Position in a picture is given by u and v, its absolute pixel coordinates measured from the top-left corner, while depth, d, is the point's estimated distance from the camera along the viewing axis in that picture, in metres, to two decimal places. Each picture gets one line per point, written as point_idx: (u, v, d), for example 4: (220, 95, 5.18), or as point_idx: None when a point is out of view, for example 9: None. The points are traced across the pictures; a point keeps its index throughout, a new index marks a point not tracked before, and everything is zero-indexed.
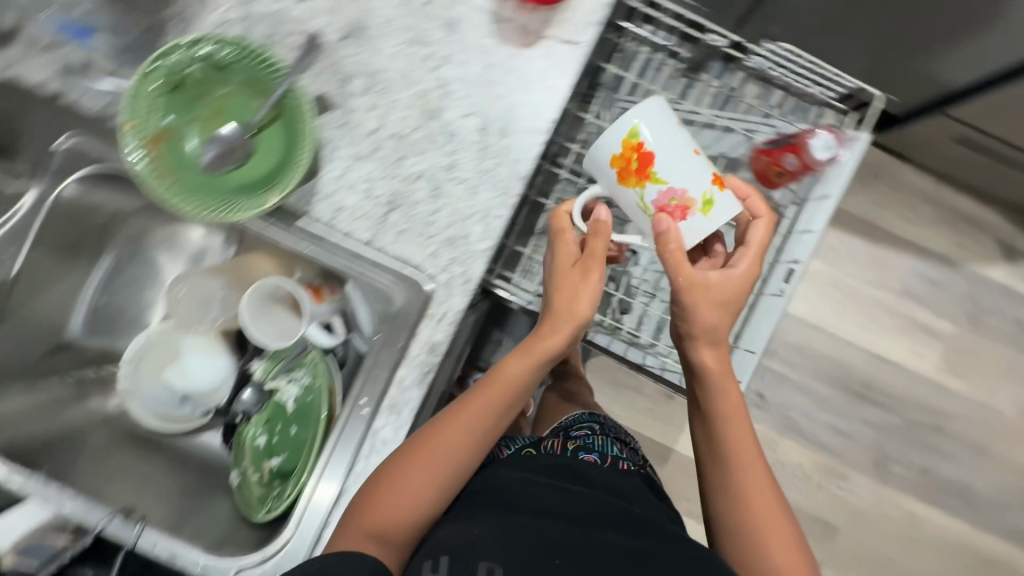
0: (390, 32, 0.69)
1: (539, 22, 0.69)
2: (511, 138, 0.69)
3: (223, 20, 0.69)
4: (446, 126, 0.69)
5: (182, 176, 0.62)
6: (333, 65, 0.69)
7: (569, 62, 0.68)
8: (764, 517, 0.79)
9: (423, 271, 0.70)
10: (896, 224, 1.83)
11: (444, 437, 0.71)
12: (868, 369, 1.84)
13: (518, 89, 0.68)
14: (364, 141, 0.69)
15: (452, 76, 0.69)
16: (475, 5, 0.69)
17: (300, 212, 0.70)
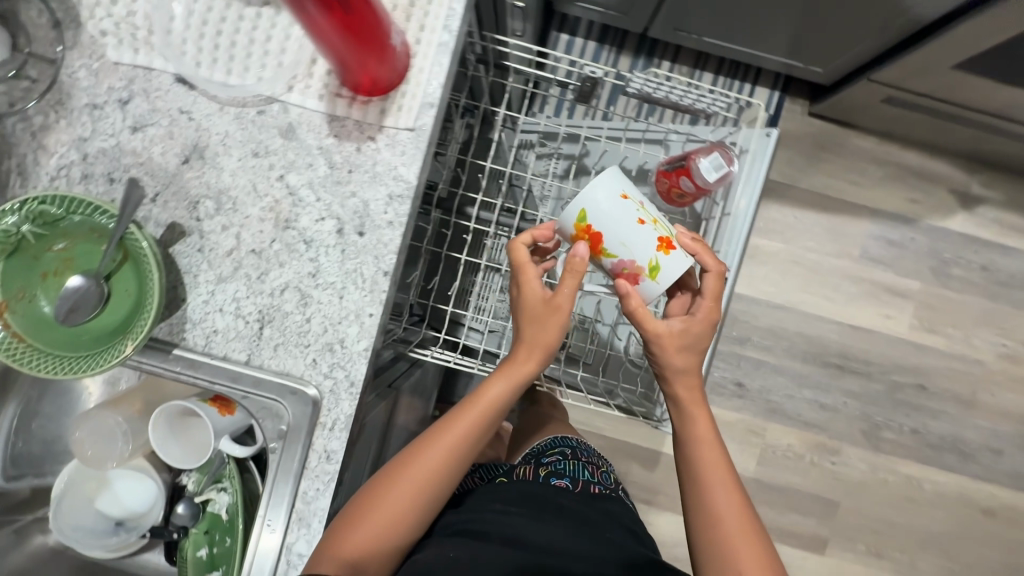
0: (229, 148, 0.68)
1: (376, 112, 0.67)
2: (369, 235, 0.67)
3: (63, 164, 0.68)
4: (302, 234, 0.68)
5: (37, 340, 0.62)
6: (179, 191, 0.68)
7: (413, 149, 0.67)
8: (745, 539, 0.74)
9: (306, 381, 0.68)
10: (847, 190, 1.80)
11: (407, 485, 0.72)
12: (843, 340, 1.81)
13: (367, 185, 0.67)
14: (223, 262, 0.68)
15: (299, 182, 0.68)
16: (308, 106, 0.67)
17: (173, 342, 0.69)
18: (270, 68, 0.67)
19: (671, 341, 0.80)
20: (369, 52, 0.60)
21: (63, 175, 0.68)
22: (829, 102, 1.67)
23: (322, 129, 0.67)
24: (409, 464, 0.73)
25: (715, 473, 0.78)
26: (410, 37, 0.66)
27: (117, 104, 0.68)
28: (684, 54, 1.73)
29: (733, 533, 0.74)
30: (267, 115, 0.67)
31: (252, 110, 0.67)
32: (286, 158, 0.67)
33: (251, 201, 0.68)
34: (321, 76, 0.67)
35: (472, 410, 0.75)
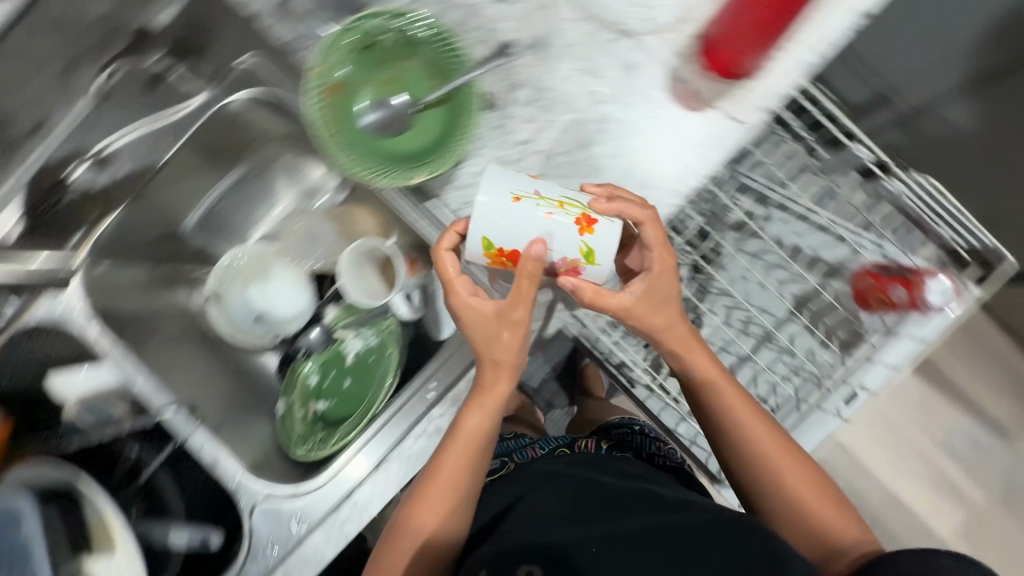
0: (569, 55, 0.71)
1: (715, 90, 0.69)
2: (649, 190, 0.71)
3: None
4: (592, 159, 0.72)
5: (344, 129, 0.71)
6: (508, 70, 0.72)
7: (728, 139, 0.69)
8: (813, 490, 0.70)
9: None
10: (996, 381, 1.55)
11: (444, 476, 0.70)
12: (893, 522, 1.54)
13: (671, 150, 0.70)
14: (512, 148, 0.72)
15: (613, 115, 0.71)
16: (658, 55, 0.70)
17: (432, 193, 0.74)
18: (647, 9, 0.69)
19: (648, 311, 0.70)
20: (757, 35, 0.62)
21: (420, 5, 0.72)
22: None
23: (658, 83, 0.70)
24: (433, 481, 0.70)
25: (779, 458, 0.71)
26: (788, 39, 0.67)
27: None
28: None
29: (807, 519, 0.69)
30: (620, 46, 0.70)
31: (608, 35, 0.70)
32: (615, 91, 0.71)
33: (564, 112, 0.71)
34: (686, 38, 0.69)
35: (458, 445, 0.70)
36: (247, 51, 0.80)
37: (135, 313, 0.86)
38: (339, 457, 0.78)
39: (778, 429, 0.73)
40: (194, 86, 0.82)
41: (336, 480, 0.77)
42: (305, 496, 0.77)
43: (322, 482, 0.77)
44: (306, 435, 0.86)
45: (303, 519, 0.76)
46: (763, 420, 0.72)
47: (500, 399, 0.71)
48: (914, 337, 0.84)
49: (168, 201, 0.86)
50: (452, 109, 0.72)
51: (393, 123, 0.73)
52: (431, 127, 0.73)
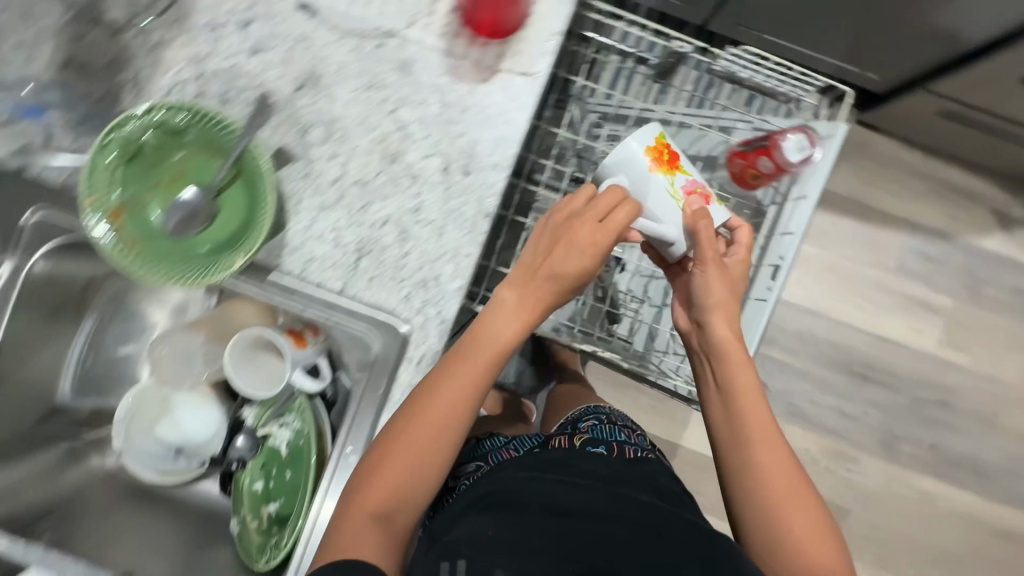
0: (344, 78, 0.68)
1: (493, 56, 0.68)
2: (473, 176, 0.68)
3: (178, 81, 0.68)
4: (407, 169, 0.69)
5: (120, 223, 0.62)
6: (291, 116, 0.69)
7: (526, 94, 0.68)
8: (812, 535, 0.66)
9: (397, 314, 0.70)
10: (887, 201, 1.81)
11: (419, 428, 0.65)
12: (868, 350, 1.83)
13: (478, 126, 0.68)
14: (327, 190, 0.69)
15: (410, 118, 0.68)
16: (428, 44, 0.67)
17: (271, 266, 0.69)
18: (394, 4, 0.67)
19: (716, 285, 0.75)
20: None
21: (177, 90, 0.69)
22: (879, 113, 1.69)
23: (428, 63, 0.68)
24: (388, 454, 0.65)
25: (770, 455, 0.70)
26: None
27: (237, 25, 0.68)
28: None
29: (804, 537, 0.67)
30: (372, 47, 0.68)
31: (366, 40, 0.68)
32: (399, 93, 0.68)
33: (355, 131, 0.69)
34: (443, 23, 0.67)
35: (487, 358, 0.67)
36: (31, 207, 0.71)
37: (40, 508, 0.78)
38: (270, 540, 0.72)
39: (804, 490, 0.69)
40: None
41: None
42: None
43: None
44: (265, 544, 0.79)
45: None
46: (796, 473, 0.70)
47: (511, 345, 0.68)
48: (798, 198, 0.91)
49: (30, 376, 0.80)
50: (253, 212, 0.64)
51: (196, 217, 0.64)
52: (160, 243, 0.63)
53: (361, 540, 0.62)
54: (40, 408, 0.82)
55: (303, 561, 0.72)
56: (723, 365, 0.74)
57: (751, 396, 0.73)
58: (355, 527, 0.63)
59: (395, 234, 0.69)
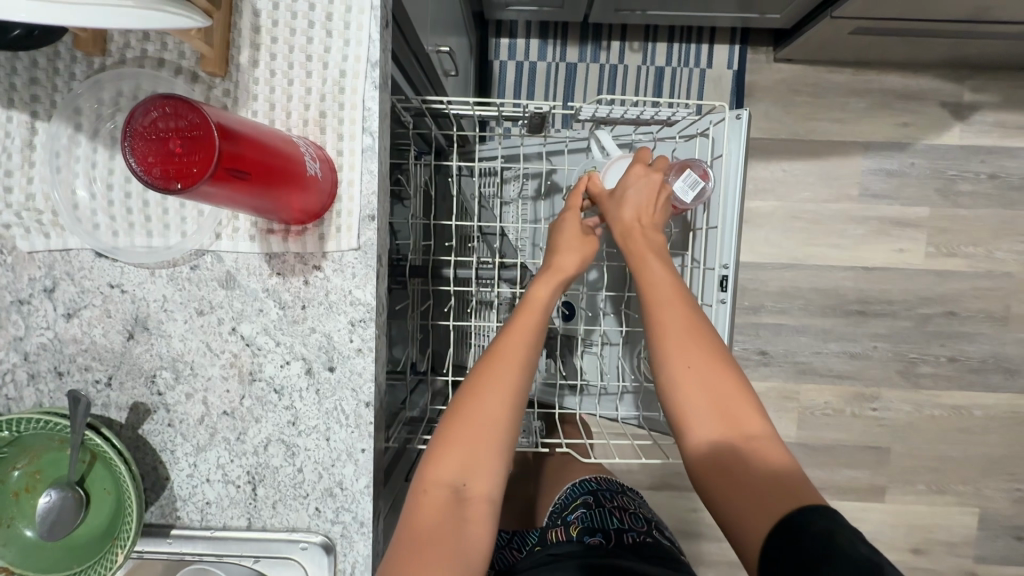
0: (172, 312, 0.63)
1: (314, 240, 0.61)
2: (339, 369, 0.63)
3: (6, 369, 0.63)
4: (270, 383, 0.63)
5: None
6: (133, 368, 0.63)
7: (364, 268, 0.61)
8: (717, 391, 0.66)
9: (313, 531, 0.64)
10: (831, 130, 1.70)
11: (469, 407, 0.64)
12: (859, 285, 1.74)
13: (325, 317, 0.62)
14: (198, 430, 0.64)
15: (254, 331, 0.63)
16: (242, 249, 0.61)
17: (169, 523, 0.65)
18: (192, 221, 0.61)
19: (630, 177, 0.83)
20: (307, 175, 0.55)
21: (7, 379, 0.64)
22: (793, 46, 1.59)
23: (250, 266, 0.62)
24: (446, 451, 0.63)
25: (682, 319, 0.71)
26: (333, 148, 0.60)
27: (42, 294, 0.63)
28: (631, 31, 1.69)
29: (732, 417, 0.64)
30: (187, 269, 0.62)
31: (178, 264, 0.62)
32: (234, 309, 0.63)
33: (204, 359, 0.63)
34: (251, 223, 0.61)
35: (529, 313, 0.72)
36: None
37: None
38: None
39: (710, 342, 0.69)
40: None
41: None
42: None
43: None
44: None
45: None
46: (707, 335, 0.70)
47: (547, 310, 0.74)
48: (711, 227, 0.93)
49: None
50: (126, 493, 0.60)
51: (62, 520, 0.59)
52: (50, 548, 0.60)
53: (436, 541, 0.58)
54: None
55: None
56: (636, 244, 0.79)
57: (680, 315, 0.71)
58: (426, 491, 0.61)
59: (283, 452, 0.64)
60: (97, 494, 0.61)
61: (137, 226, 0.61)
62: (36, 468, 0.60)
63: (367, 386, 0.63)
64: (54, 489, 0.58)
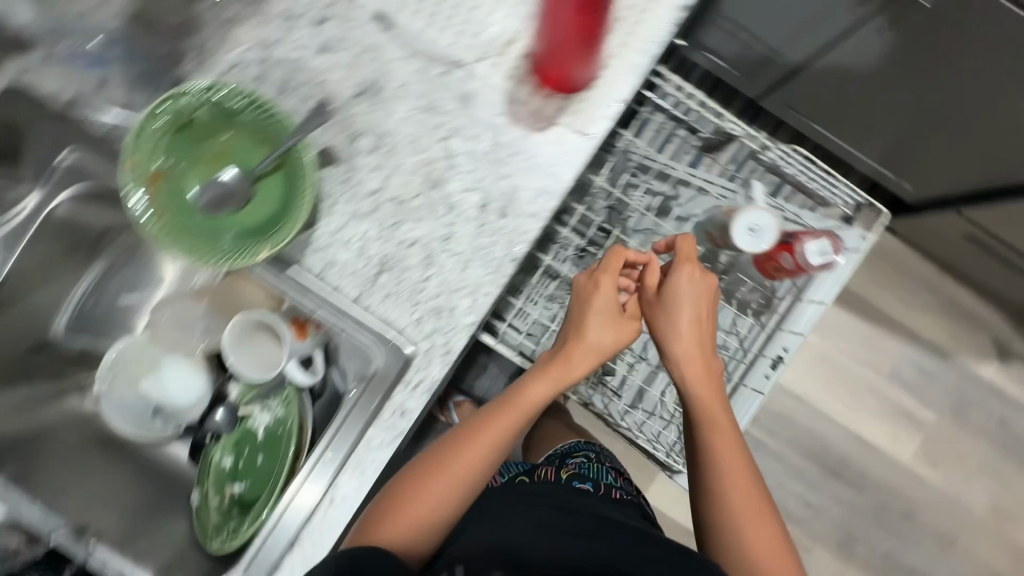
0: (403, 96, 0.69)
1: (553, 108, 0.69)
2: (508, 219, 0.69)
3: (242, 60, 0.69)
4: (445, 198, 0.69)
5: (161, 194, 0.63)
6: (343, 120, 0.69)
7: (578, 152, 0.68)
8: (741, 475, 0.76)
9: (404, 335, 0.69)
10: (894, 308, 1.83)
11: (444, 478, 0.75)
12: (846, 447, 1.83)
13: (523, 172, 0.69)
14: (363, 200, 0.69)
15: (459, 149, 0.69)
16: (491, 81, 0.68)
17: (292, 260, 0.70)
18: (467, 36, 0.68)
19: (699, 276, 0.80)
20: (583, 48, 0.62)
21: (239, 69, 0.69)
22: (906, 220, 1.71)
23: (489, 96, 0.68)
24: (425, 482, 0.75)
25: (715, 411, 0.79)
26: (616, 47, 0.68)
27: (311, 20, 0.69)
28: (782, 132, 1.81)
29: (733, 497, 0.75)
30: (437, 68, 0.69)
31: (434, 61, 0.69)
32: (452, 125, 0.69)
33: (407, 147, 0.69)
34: (512, 66, 0.68)
35: (545, 378, 0.78)
36: (67, 146, 0.75)
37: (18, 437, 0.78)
38: (264, 526, 0.71)
39: (744, 461, 0.77)
40: (18, 191, 0.75)
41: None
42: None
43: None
44: (221, 525, 0.79)
45: None
46: (732, 423, 0.79)
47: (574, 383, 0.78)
48: (813, 300, 1.02)
49: (32, 308, 0.80)
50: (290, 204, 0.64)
51: (230, 199, 0.66)
52: (191, 216, 0.64)
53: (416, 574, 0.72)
54: (30, 340, 0.82)
55: None
56: (693, 371, 0.79)
57: (727, 441, 0.77)
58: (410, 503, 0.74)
59: (421, 257, 0.69)
60: (258, 203, 0.67)
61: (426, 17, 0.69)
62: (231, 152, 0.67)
63: (523, 245, 0.69)
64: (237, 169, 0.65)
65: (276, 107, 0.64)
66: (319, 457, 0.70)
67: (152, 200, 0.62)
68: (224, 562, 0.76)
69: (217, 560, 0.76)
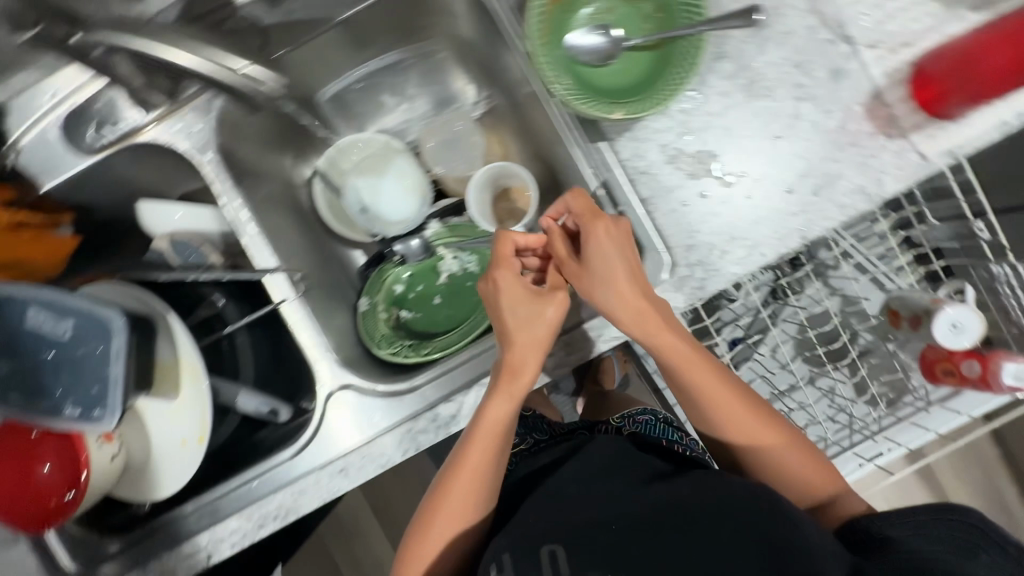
0: (785, 42, 0.72)
1: (912, 121, 0.69)
2: (818, 199, 0.70)
3: None
4: (773, 150, 0.71)
5: (555, 22, 0.75)
6: (717, 39, 0.73)
7: (912, 173, 0.69)
8: (756, 441, 0.71)
9: (668, 253, 0.72)
10: None
11: (465, 481, 0.72)
12: None
13: (853, 164, 0.69)
14: (698, 116, 0.72)
15: (808, 113, 0.70)
16: (869, 69, 0.70)
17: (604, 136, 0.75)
18: (870, 20, 0.70)
19: (585, 281, 0.69)
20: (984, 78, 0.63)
21: None
22: None
23: (858, 85, 0.70)
24: (446, 497, 0.73)
25: (724, 396, 0.71)
26: (1005, 94, 0.67)
27: None
28: None
29: (783, 477, 0.72)
30: (824, 36, 0.71)
31: (825, 31, 0.71)
32: (811, 91, 0.71)
33: (760, 91, 0.71)
34: (897, 65, 0.69)
35: (505, 390, 0.70)
36: None
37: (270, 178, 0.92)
38: (431, 368, 0.81)
39: (773, 419, 0.72)
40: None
41: (425, 412, 0.78)
42: (390, 393, 0.79)
43: (412, 412, 0.79)
44: (387, 336, 0.91)
45: (393, 432, 0.78)
46: (738, 389, 0.72)
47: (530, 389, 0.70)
48: (953, 409, 1.00)
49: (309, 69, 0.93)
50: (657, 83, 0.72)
51: (602, 52, 0.75)
52: (565, 49, 0.75)
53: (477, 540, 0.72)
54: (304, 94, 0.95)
55: (435, 402, 0.79)
56: (692, 370, 0.69)
57: (727, 420, 0.71)
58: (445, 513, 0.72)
59: (718, 193, 0.71)
60: (617, 72, 0.76)
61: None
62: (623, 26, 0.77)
63: (817, 229, 0.70)
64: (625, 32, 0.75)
65: (703, 9, 0.71)
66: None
67: (546, 17, 0.74)
68: (394, 373, 0.85)
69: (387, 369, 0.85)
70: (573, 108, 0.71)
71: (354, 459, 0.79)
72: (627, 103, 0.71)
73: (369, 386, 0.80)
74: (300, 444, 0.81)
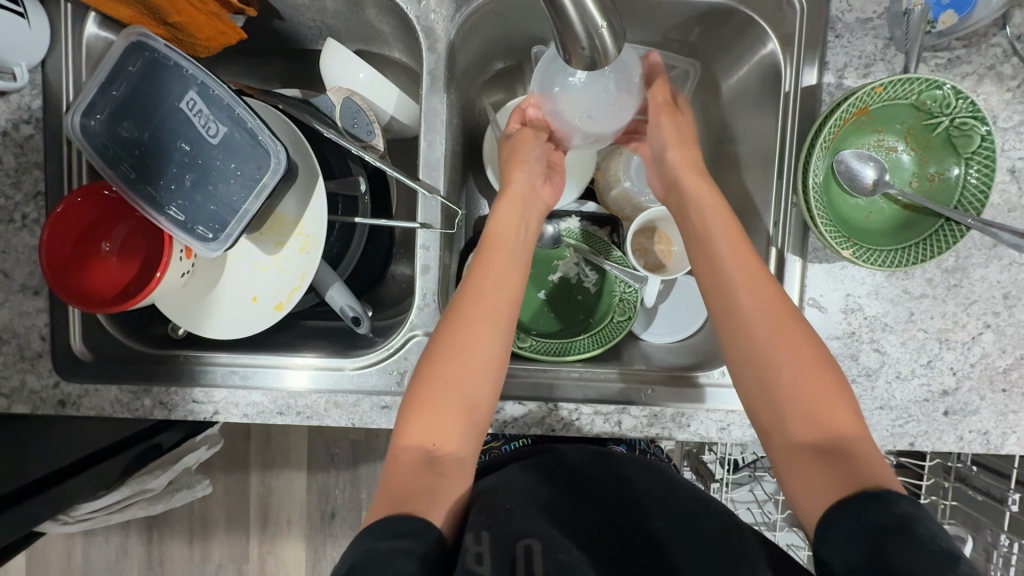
0: None
1: (1006, 385, 0.61)
2: (873, 410, 0.61)
3: (865, 29, 0.57)
4: (854, 334, 0.61)
5: (874, 122, 0.56)
6: None
7: (974, 435, 0.61)
8: (824, 424, 0.47)
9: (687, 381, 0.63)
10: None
11: (484, 308, 0.53)
12: None
13: (921, 387, 0.61)
14: (794, 250, 0.61)
15: (911, 307, 0.61)
16: (993, 296, 0.60)
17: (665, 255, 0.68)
18: None
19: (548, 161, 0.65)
20: None
21: (854, 49, 0.58)
22: None
23: (965, 327, 0.61)
24: (437, 371, 0.51)
25: (770, 331, 0.50)
26: None
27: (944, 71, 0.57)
28: None
29: (852, 451, 0.45)
30: (964, 255, 0.60)
31: (969, 245, 0.60)
32: (924, 293, 0.61)
33: (862, 274, 0.60)
34: None
35: (512, 262, 0.56)
36: None
37: (242, 88, 0.60)
38: (364, 354, 0.62)
39: (842, 389, 0.48)
40: None
41: (368, 398, 0.60)
42: (356, 371, 0.61)
43: (365, 390, 0.61)
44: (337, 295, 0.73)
45: (301, 414, 0.60)
46: (806, 330, 0.50)
47: (505, 292, 0.55)
48: None
49: None
50: (875, 241, 0.56)
51: (849, 181, 0.57)
52: (830, 158, 0.57)
53: (416, 497, 0.46)
54: None
55: (368, 418, 0.61)
56: (786, 323, 0.50)
57: (822, 378, 0.48)
58: (400, 453, 0.49)
59: None
60: (857, 205, 0.57)
61: (1005, 199, 0.57)
62: (882, 131, 0.57)
63: None
64: (876, 184, 0.56)
65: (982, 209, 0.53)
66: (517, 369, 0.63)
67: (840, 127, 0.55)
68: (299, 371, 0.61)
69: (293, 363, 0.61)
70: (816, 139, 0.54)
71: (257, 419, 0.61)
72: (862, 245, 0.55)
73: (272, 364, 0.61)
74: (209, 384, 0.61)
